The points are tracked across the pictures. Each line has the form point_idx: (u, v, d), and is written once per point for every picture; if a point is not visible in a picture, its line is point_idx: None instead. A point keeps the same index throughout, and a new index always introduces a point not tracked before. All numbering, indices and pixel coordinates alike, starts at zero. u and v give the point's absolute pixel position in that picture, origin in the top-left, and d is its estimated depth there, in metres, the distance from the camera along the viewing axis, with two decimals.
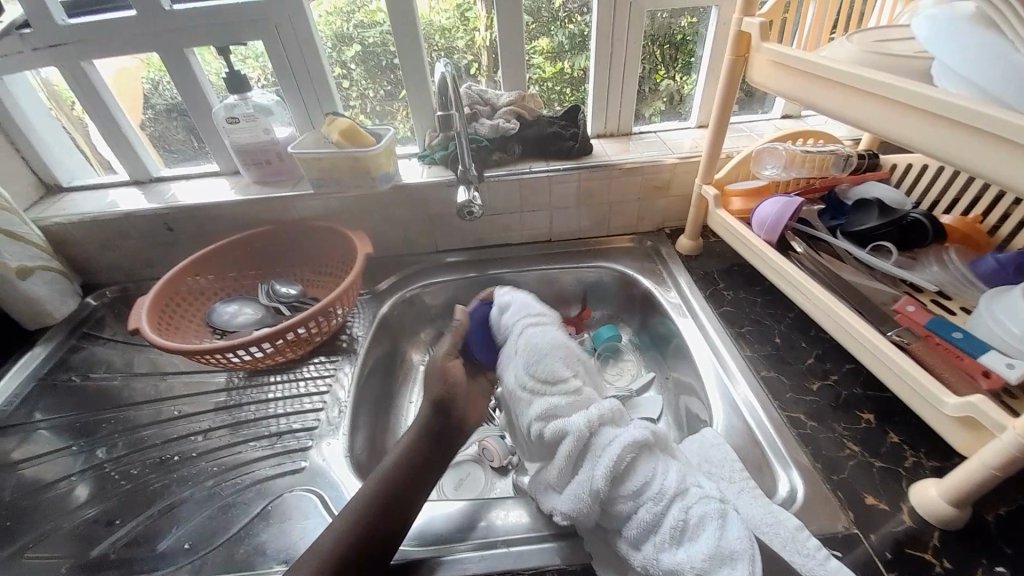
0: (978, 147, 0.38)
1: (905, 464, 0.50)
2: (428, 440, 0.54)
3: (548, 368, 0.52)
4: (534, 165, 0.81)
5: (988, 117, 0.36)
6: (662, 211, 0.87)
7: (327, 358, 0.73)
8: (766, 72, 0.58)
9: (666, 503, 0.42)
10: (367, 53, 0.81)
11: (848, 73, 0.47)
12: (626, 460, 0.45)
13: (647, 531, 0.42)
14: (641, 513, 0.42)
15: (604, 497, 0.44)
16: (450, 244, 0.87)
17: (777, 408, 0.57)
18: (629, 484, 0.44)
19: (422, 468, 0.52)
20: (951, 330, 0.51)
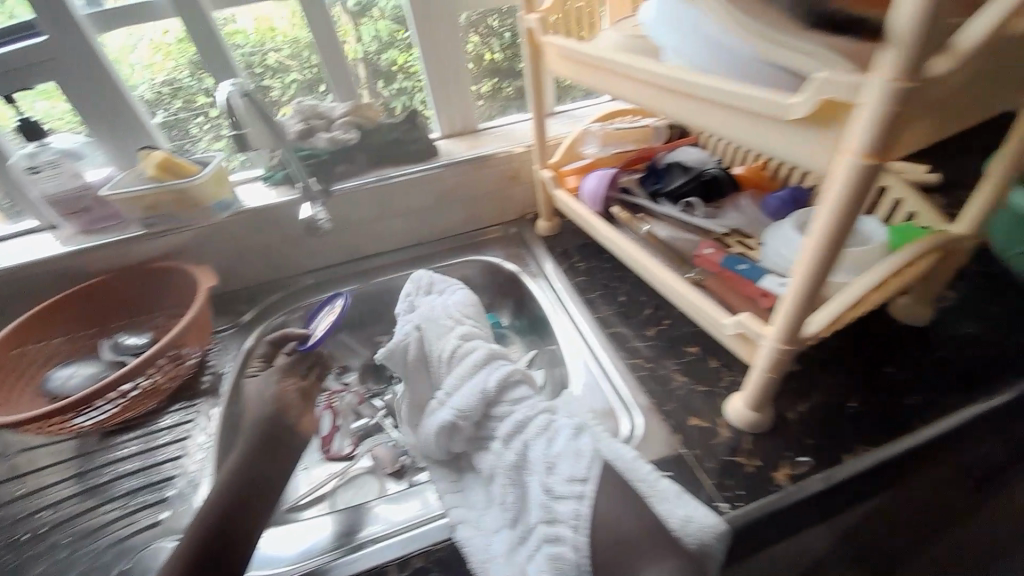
0: (696, 109, 0.44)
1: (722, 384, 0.57)
2: (242, 482, 0.51)
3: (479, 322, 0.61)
4: (382, 171, 0.81)
5: (690, 83, 0.42)
6: (521, 198, 0.91)
7: (188, 403, 0.69)
8: (556, 62, 0.64)
9: (538, 410, 0.48)
10: (235, 77, 0.79)
11: (605, 59, 0.53)
12: (515, 377, 0.51)
13: (515, 431, 0.47)
14: (516, 414, 0.48)
15: (491, 398, 0.49)
16: (316, 263, 0.85)
17: (622, 359, 0.63)
18: (510, 395, 0.50)
19: (261, 473, 0.52)
20: (739, 264, 0.59)
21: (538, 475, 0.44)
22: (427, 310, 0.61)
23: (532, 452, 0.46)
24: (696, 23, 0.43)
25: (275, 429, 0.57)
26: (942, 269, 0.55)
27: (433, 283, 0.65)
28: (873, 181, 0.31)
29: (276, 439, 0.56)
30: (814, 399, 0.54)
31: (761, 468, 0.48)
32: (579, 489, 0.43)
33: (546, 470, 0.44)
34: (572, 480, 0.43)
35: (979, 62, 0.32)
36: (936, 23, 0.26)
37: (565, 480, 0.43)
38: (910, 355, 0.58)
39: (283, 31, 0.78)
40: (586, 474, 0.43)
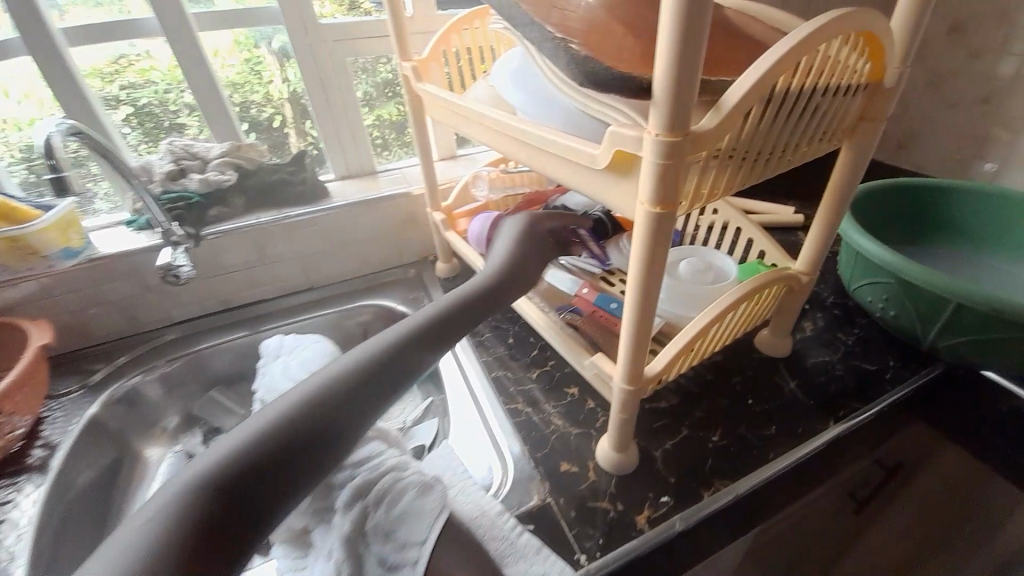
0: (534, 157, 0.44)
1: (596, 424, 0.57)
2: (318, 427, 0.34)
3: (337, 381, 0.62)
4: (262, 214, 0.77)
5: (525, 133, 0.43)
6: (420, 240, 0.90)
7: (6, 481, 0.58)
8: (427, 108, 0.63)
9: (383, 470, 0.45)
10: (142, 114, 0.76)
11: (463, 108, 0.52)
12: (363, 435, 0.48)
13: (356, 494, 0.43)
14: (355, 477, 0.44)
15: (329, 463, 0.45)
16: (188, 312, 0.78)
17: (501, 403, 0.61)
18: (354, 456, 0.46)
19: (346, 411, 0.35)
20: (610, 302, 0.59)
21: (374, 544, 0.40)
22: (272, 377, 0.61)
23: (368, 520, 0.41)
24: (535, 79, 0.44)
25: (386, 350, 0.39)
26: (790, 303, 0.59)
27: (282, 346, 0.65)
28: (668, 230, 0.32)
29: (335, 429, 0.34)
30: (681, 436, 0.55)
31: (622, 512, 0.48)
32: (415, 554, 0.40)
33: (382, 537, 0.41)
34: (406, 545, 0.40)
35: (757, 120, 0.35)
36: (690, 88, 0.27)
37: (398, 546, 0.40)
38: (770, 384, 0.61)
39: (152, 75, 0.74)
40: (421, 537, 0.41)
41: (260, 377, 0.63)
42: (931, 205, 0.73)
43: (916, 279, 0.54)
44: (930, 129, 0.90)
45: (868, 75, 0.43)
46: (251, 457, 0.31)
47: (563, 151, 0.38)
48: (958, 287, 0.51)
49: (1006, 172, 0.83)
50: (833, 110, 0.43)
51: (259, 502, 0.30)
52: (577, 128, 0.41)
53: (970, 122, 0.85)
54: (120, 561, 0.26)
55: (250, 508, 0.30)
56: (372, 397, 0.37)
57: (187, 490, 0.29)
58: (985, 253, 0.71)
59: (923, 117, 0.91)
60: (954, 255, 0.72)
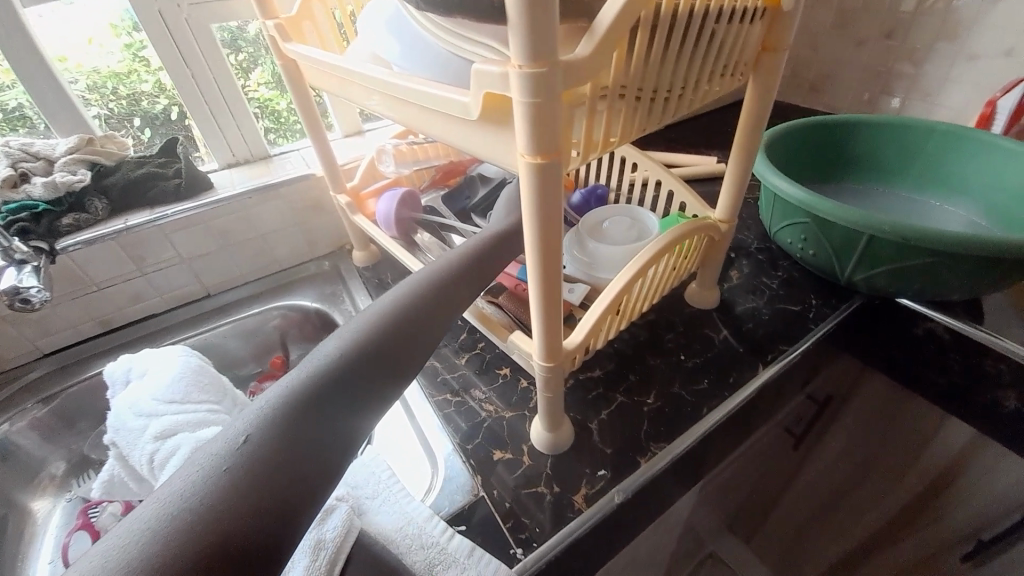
0: (414, 114, 0.38)
1: (530, 404, 0.53)
2: (344, 393, 0.31)
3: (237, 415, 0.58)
4: (133, 217, 0.66)
5: (396, 87, 0.36)
6: (334, 227, 0.82)
7: None
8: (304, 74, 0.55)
9: None
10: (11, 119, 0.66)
11: (337, 68, 0.45)
12: None
13: None
14: None
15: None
16: (63, 340, 0.68)
17: (428, 396, 0.56)
18: None
19: (373, 378, 0.33)
20: None
21: None
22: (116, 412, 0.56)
23: None
24: (404, 21, 0.38)
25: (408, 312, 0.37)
26: (713, 253, 0.58)
27: (130, 374, 0.59)
28: (558, 184, 0.28)
29: (364, 393, 0.32)
30: (616, 404, 0.53)
31: (559, 494, 0.45)
32: None
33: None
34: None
35: (645, 50, 0.31)
36: (550, 6, 0.22)
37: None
38: (703, 338, 0.60)
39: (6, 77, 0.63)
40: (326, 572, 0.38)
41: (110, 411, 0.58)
42: (843, 141, 0.73)
43: (831, 214, 0.54)
44: (841, 66, 0.91)
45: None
46: (272, 430, 0.28)
47: (436, 105, 0.32)
48: (869, 219, 0.51)
49: (910, 105, 0.85)
50: (733, 40, 0.39)
51: (277, 496, 0.26)
52: (454, 77, 0.35)
53: (876, 57, 0.86)
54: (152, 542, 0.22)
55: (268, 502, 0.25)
56: (394, 360, 0.35)
57: (194, 484, 0.25)
58: (894, 185, 0.72)
59: (833, 55, 0.91)
60: (868, 189, 0.73)
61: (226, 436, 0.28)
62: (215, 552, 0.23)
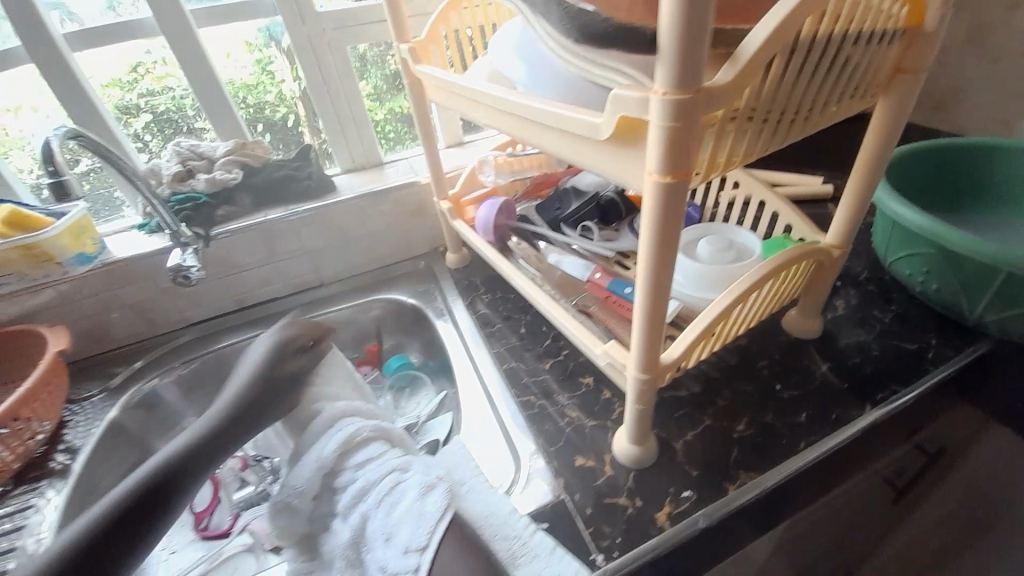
0: (541, 135, 0.41)
1: (612, 415, 0.54)
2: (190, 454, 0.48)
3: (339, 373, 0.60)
4: (271, 212, 0.76)
5: (527, 109, 0.39)
6: (429, 230, 0.88)
7: (28, 487, 0.59)
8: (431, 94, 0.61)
9: (385, 470, 0.43)
10: (160, 120, 0.77)
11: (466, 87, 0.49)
12: (361, 437, 0.46)
13: (357, 499, 0.42)
14: (358, 482, 0.43)
15: (334, 467, 0.44)
16: (203, 314, 0.79)
17: (513, 396, 0.58)
18: (352, 458, 0.44)
19: (231, 432, 0.51)
20: (625, 286, 0.56)
21: (377, 549, 0.40)
22: None
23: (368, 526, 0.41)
24: (532, 45, 0.41)
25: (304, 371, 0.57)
26: (819, 278, 0.55)
27: None
28: (681, 203, 0.29)
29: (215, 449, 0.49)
30: (703, 426, 0.52)
31: (641, 509, 0.45)
32: (414, 561, 0.38)
33: (383, 542, 0.40)
34: (406, 552, 0.38)
35: (779, 74, 0.31)
36: (700, 40, 0.24)
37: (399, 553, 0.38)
38: (798, 367, 0.57)
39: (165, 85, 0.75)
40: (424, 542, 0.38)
41: None
42: (969, 165, 0.66)
43: (957, 246, 0.50)
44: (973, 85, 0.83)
45: (904, 20, 0.38)
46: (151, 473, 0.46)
47: (563, 124, 0.35)
48: (1007, 252, 0.46)
49: None
50: (864, 65, 0.38)
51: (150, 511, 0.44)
52: (577, 99, 0.37)
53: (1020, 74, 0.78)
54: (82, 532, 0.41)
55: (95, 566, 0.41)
56: (239, 429, 0.51)
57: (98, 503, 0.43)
58: None
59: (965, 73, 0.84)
60: (1003, 220, 0.65)
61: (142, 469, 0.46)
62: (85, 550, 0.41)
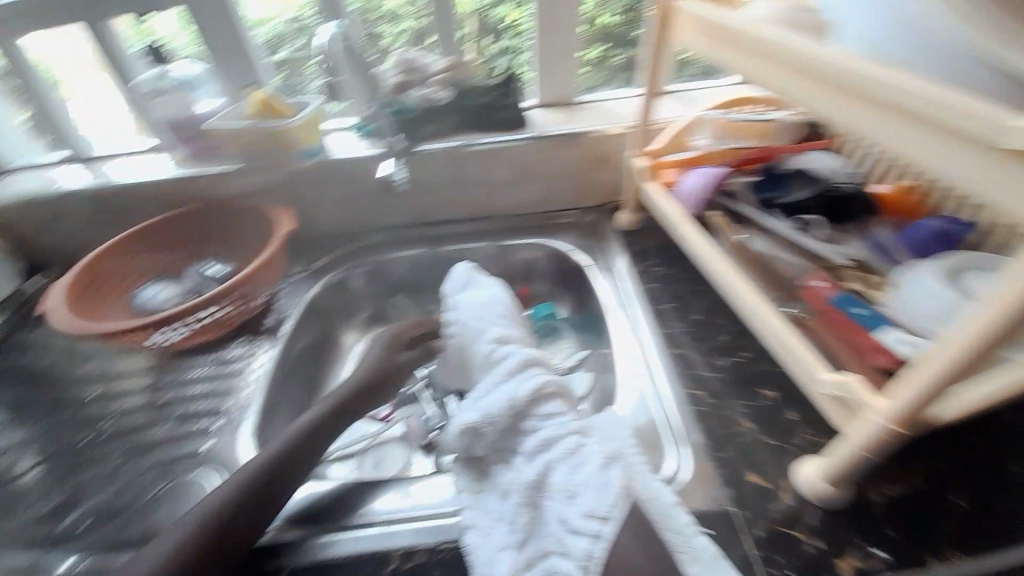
0: (883, 127, 0.35)
1: (796, 440, 0.49)
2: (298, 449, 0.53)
3: (501, 315, 0.58)
4: (469, 138, 0.79)
5: (882, 92, 0.33)
6: (605, 184, 0.84)
7: (249, 340, 0.72)
8: (706, 38, 0.55)
9: (568, 431, 0.44)
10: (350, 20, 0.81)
11: (776, 41, 0.43)
12: (549, 389, 0.48)
13: (540, 448, 0.45)
14: (543, 431, 0.45)
15: (525, 406, 0.47)
16: (389, 222, 0.86)
17: (682, 384, 0.55)
18: (542, 408, 0.47)
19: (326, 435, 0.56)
20: (854, 307, 0.50)
21: (556, 503, 0.42)
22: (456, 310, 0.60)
23: (553, 477, 0.43)
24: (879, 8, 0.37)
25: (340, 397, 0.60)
26: None
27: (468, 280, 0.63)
28: None
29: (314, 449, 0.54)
30: (911, 485, 0.45)
31: (823, 551, 0.41)
32: (599, 527, 0.39)
33: (566, 498, 0.42)
34: (591, 516, 0.40)
35: None
36: None
37: (585, 513, 0.40)
38: None
39: None
40: (608, 513, 0.39)
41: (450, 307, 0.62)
42: None
43: None
44: None
45: None
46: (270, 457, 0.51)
47: (912, 105, 0.31)
48: None
49: None
50: None
51: (263, 490, 0.48)
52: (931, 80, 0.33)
53: None
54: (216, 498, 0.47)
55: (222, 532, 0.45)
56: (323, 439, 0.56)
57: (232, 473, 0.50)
58: None
59: None
60: None
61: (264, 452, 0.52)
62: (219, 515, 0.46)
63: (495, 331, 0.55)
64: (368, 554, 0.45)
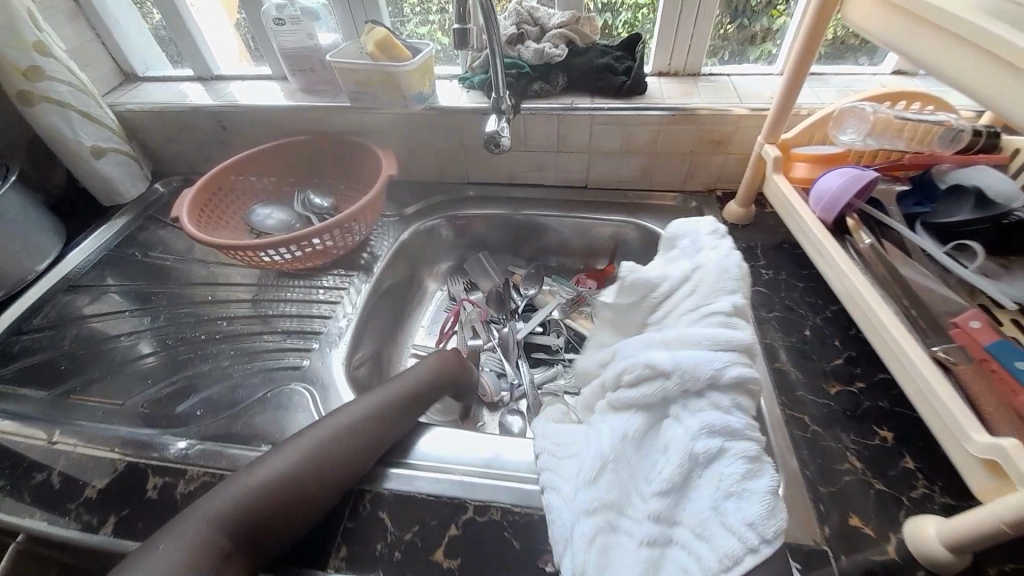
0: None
1: (911, 494, 0.45)
2: (397, 419, 0.52)
3: (735, 278, 0.48)
4: (578, 101, 0.74)
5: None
6: (718, 170, 0.77)
7: (345, 272, 0.75)
8: (893, 26, 0.47)
9: (756, 430, 0.39)
10: None
11: (977, 28, 0.38)
12: (749, 382, 0.42)
13: (721, 433, 0.39)
14: (726, 416, 0.40)
15: (716, 383, 0.41)
16: (482, 178, 0.85)
17: (783, 405, 0.53)
18: (734, 394, 0.41)
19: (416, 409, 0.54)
20: (1018, 359, 0.42)
21: (713, 495, 0.37)
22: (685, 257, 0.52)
23: (724, 466, 0.38)
24: None
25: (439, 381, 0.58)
26: None
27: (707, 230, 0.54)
28: None
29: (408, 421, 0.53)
30: None
31: None
32: (754, 541, 0.35)
33: (726, 495, 0.37)
34: (751, 525, 0.35)
35: None
36: None
37: (745, 523, 0.35)
38: None
39: None
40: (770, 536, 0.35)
41: (686, 249, 0.53)
42: None
43: None
44: None
45: None
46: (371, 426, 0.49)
47: None
48: None
49: None
50: None
51: (359, 457, 0.47)
52: None
53: None
54: (315, 452, 0.45)
55: (313, 491, 0.44)
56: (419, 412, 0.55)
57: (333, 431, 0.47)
58: None
59: None
60: None
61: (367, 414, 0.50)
62: (318, 472, 0.45)
63: (727, 296, 0.46)
64: (439, 496, 0.47)
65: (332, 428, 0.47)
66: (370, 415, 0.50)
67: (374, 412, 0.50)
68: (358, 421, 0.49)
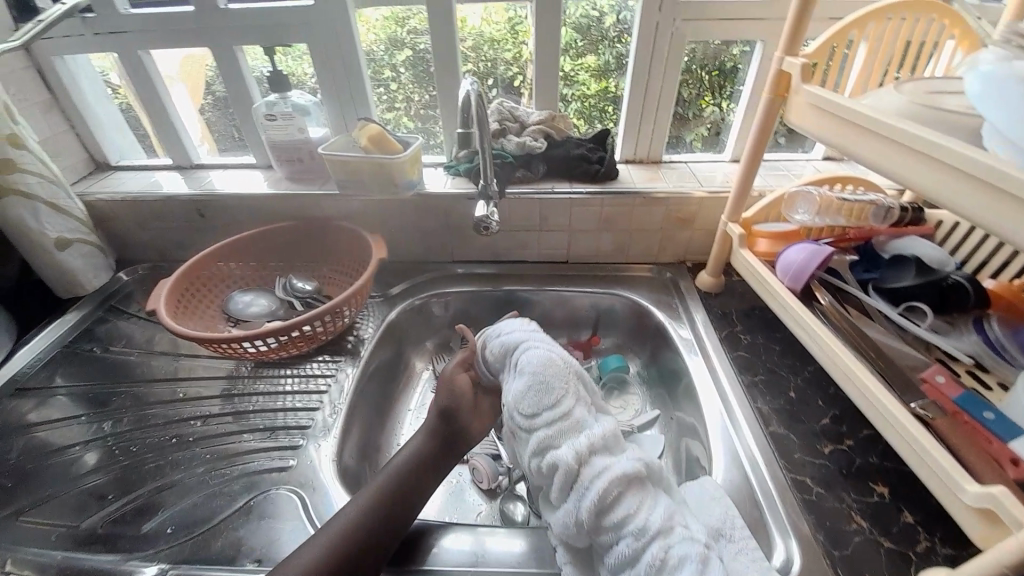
0: (978, 201, 0.38)
1: (916, 549, 0.47)
2: (416, 474, 0.55)
3: (536, 389, 0.52)
4: (556, 186, 0.81)
5: (978, 163, 0.37)
6: (686, 244, 0.84)
7: (332, 357, 0.73)
8: (817, 125, 0.55)
9: (648, 537, 0.43)
10: (415, 59, 0.83)
11: (879, 120, 0.46)
12: (612, 495, 0.45)
13: (625, 564, 0.43)
14: (620, 546, 0.43)
15: (594, 526, 0.45)
16: (467, 256, 0.88)
17: (785, 470, 0.54)
18: (612, 515, 0.44)
19: (432, 463, 0.57)
20: (983, 410, 0.47)
21: None
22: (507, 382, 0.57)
23: None
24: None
25: (450, 434, 0.60)
26: None
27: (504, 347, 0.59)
28: None
29: (429, 474, 0.56)
30: None
31: None
32: None
33: None
34: None
35: None
36: None
37: None
38: None
39: (472, 26, 0.81)
40: None
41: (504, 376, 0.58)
42: None
43: None
44: None
45: None
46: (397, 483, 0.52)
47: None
48: None
49: None
50: None
51: (391, 517, 0.50)
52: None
53: None
54: (344, 522, 0.48)
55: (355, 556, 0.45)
56: (440, 464, 0.58)
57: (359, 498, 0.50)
58: None
59: None
60: None
61: (388, 473, 0.53)
62: (357, 538, 0.46)
63: (541, 417, 0.51)
64: None
65: (363, 492, 0.51)
66: (390, 472, 0.53)
67: (394, 469, 0.54)
68: (382, 479, 0.52)
